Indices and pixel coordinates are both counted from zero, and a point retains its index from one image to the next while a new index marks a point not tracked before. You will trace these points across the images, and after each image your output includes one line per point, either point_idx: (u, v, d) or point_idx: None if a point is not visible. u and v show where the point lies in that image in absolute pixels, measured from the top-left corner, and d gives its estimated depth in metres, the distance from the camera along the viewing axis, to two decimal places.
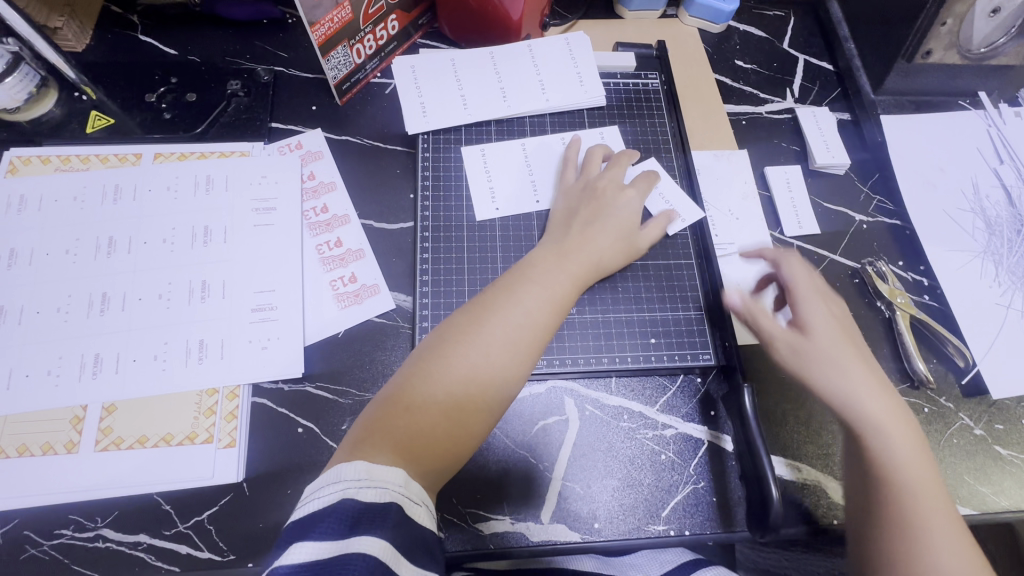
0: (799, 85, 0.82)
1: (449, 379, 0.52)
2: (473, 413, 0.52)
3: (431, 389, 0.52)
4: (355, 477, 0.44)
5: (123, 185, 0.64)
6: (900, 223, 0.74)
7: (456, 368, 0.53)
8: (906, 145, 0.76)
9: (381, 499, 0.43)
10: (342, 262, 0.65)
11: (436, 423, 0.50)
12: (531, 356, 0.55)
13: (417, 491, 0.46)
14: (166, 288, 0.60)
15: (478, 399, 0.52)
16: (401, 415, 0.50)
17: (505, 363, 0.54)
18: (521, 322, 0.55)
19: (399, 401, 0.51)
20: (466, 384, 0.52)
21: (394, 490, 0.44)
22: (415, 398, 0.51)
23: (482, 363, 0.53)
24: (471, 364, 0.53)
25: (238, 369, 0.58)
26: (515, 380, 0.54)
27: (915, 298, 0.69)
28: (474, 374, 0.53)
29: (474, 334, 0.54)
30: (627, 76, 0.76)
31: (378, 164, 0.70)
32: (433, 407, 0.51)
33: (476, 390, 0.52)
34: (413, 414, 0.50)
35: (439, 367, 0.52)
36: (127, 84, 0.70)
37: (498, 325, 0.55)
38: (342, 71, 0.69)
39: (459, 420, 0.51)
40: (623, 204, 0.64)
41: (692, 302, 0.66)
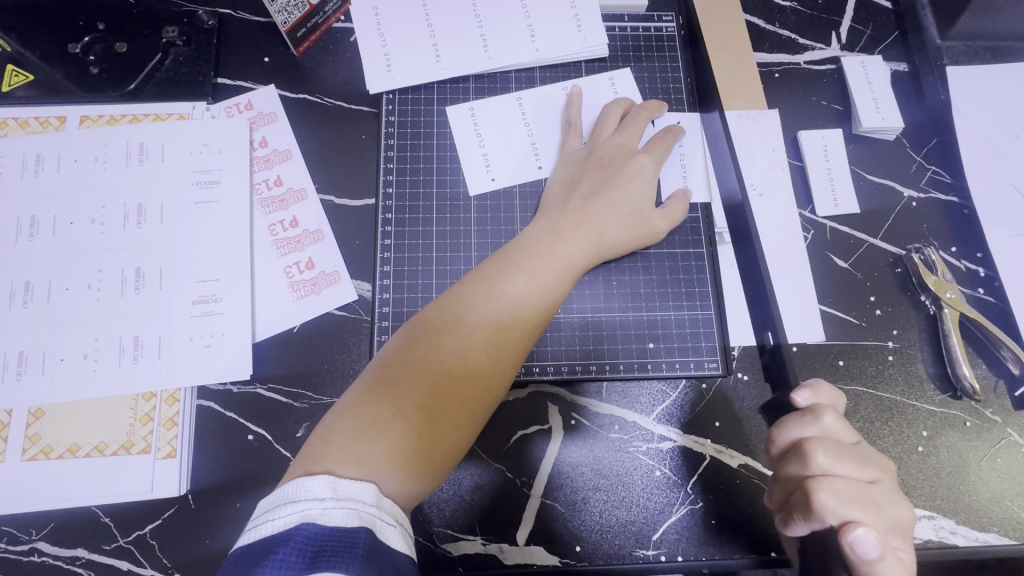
0: (848, 28, 0.68)
1: (423, 378, 0.44)
2: (459, 412, 0.45)
3: (408, 385, 0.44)
4: (318, 496, 0.37)
5: (45, 154, 0.56)
6: (958, 201, 0.62)
7: (432, 366, 0.45)
8: (975, 104, 0.63)
9: (347, 522, 0.36)
10: (298, 245, 0.57)
11: (415, 426, 0.43)
12: (525, 347, 0.48)
13: (392, 508, 0.39)
14: (97, 277, 0.53)
15: (464, 396, 0.45)
16: (371, 417, 0.42)
17: (496, 355, 0.46)
18: (514, 307, 0.47)
19: (369, 400, 0.43)
20: (443, 385, 0.44)
21: (364, 510, 0.37)
22: (389, 397, 0.43)
23: (469, 355, 0.45)
24: (449, 362, 0.45)
25: (178, 370, 0.51)
26: (509, 372, 0.47)
27: (969, 292, 0.59)
28: (452, 374, 0.45)
29: (459, 323, 0.46)
30: (637, 18, 0.63)
31: (339, 129, 0.61)
32: (412, 408, 0.43)
33: (462, 386, 0.45)
34: (387, 415, 0.43)
35: (412, 365, 0.45)
36: (48, 31, 0.60)
37: (487, 310, 0.47)
38: (293, 15, 0.59)
39: (442, 422, 0.44)
40: (634, 173, 0.54)
41: (700, 297, 0.57)
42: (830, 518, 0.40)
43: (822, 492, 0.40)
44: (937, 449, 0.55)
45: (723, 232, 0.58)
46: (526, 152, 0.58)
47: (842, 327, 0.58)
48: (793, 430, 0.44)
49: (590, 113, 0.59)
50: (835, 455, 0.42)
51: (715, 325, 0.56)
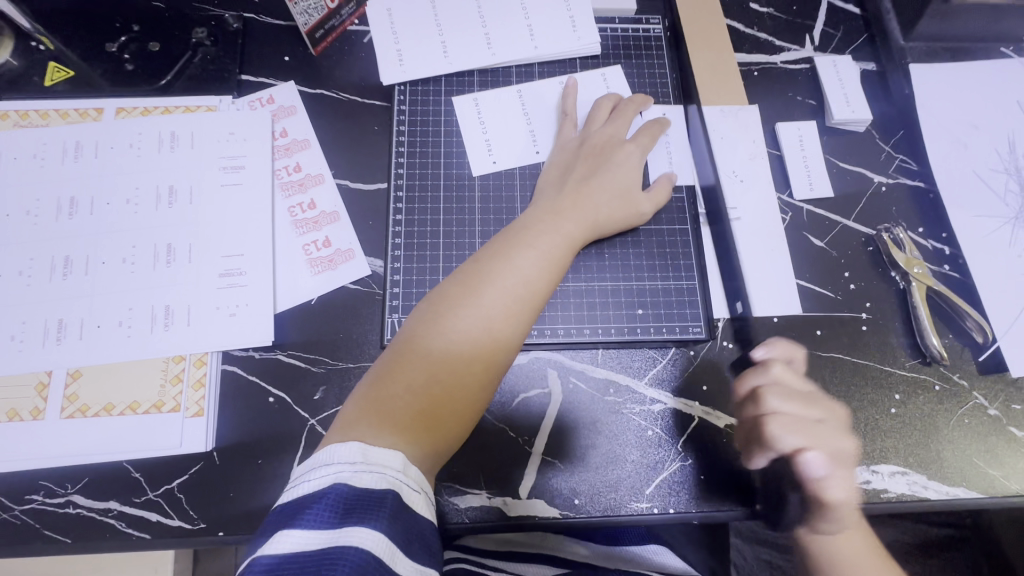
0: (820, 31, 0.74)
1: (441, 348, 0.48)
2: (470, 382, 0.49)
3: (422, 363, 0.48)
4: (349, 460, 0.40)
5: (85, 141, 0.61)
6: (924, 186, 0.67)
7: (449, 337, 0.49)
8: (937, 98, 0.69)
9: (376, 485, 0.40)
10: (316, 225, 0.61)
11: (431, 398, 0.47)
12: (529, 319, 0.52)
13: (418, 476, 0.43)
14: (132, 252, 0.57)
15: (474, 367, 0.48)
16: (391, 394, 0.46)
17: (502, 329, 0.50)
18: (516, 285, 0.51)
19: (388, 379, 0.47)
20: (460, 353, 0.48)
21: (392, 475, 0.41)
22: (406, 374, 0.47)
23: (477, 330, 0.49)
24: (465, 333, 0.49)
25: (205, 336, 0.55)
26: (515, 345, 0.51)
27: (935, 268, 0.64)
28: (469, 344, 0.49)
29: (467, 301, 0.50)
30: (626, 21, 0.68)
31: (354, 120, 0.66)
32: (428, 383, 0.47)
33: (471, 359, 0.49)
34: (405, 390, 0.46)
35: (429, 337, 0.49)
36: (87, 32, 0.66)
37: (492, 289, 0.50)
38: (313, 17, 0.64)
39: (455, 394, 0.48)
40: (623, 158, 0.59)
41: (686, 271, 0.61)
42: (783, 445, 0.54)
43: (771, 425, 0.54)
44: (909, 411, 0.59)
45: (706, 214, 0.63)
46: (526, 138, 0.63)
47: (819, 300, 0.63)
48: (751, 381, 0.56)
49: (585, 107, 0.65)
50: (784, 399, 0.55)
51: (700, 296, 0.61)
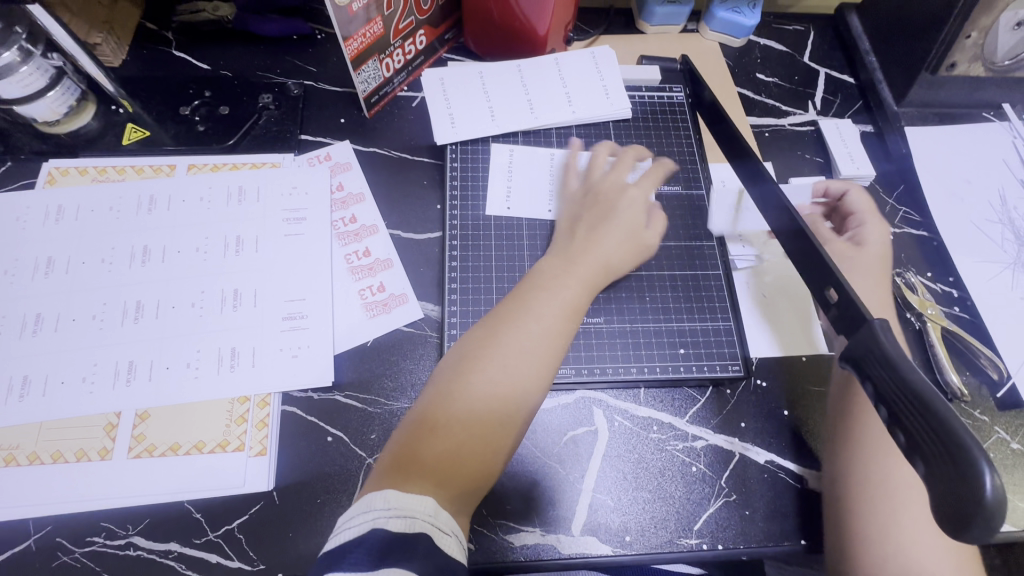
0: (821, 98, 0.82)
1: (468, 394, 0.51)
2: (495, 430, 0.51)
3: (448, 419, 0.50)
4: (383, 507, 0.43)
5: (158, 195, 0.65)
6: (927, 234, 0.73)
7: (475, 384, 0.52)
8: (931, 156, 0.76)
9: (408, 529, 0.42)
10: (371, 271, 0.65)
11: (457, 452, 0.49)
12: (549, 363, 0.54)
13: (448, 519, 0.45)
14: (200, 297, 0.60)
15: (498, 418, 0.51)
16: (419, 452, 0.48)
17: (522, 379, 0.53)
18: (531, 337, 0.54)
19: (416, 439, 0.49)
20: (487, 397, 0.51)
21: (422, 519, 0.43)
22: (431, 433, 0.49)
23: (498, 382, 0.52)
24: (491, 379, 0.52)
25: (268, 377, 0.58)
26: (535, 393, 0.53)
27: (946, 310, 0.69)
28: (495, 389, 0.52)
29: (488, 352, 0.53)
30: (652, 88, 0.76)
31: (406, 176, 0.72)
32: (454, 437, 0.49)
33: (494, 411, 0.51)
34: (431, 447, 0.48)
35: (457, 384, 0.52)
36: (162, 97, 0.72)
37: (510, 343, 0.54)
38: (371, 85, 0.71)
39: (480, 445, 0.50)
40: (627, 203, 0.63)
41: (721, 313, 0.65)
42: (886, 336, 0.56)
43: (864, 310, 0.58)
44: None
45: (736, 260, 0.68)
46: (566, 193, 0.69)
47: None
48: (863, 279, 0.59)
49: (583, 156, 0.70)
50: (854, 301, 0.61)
51: (740, 336, 0.64)
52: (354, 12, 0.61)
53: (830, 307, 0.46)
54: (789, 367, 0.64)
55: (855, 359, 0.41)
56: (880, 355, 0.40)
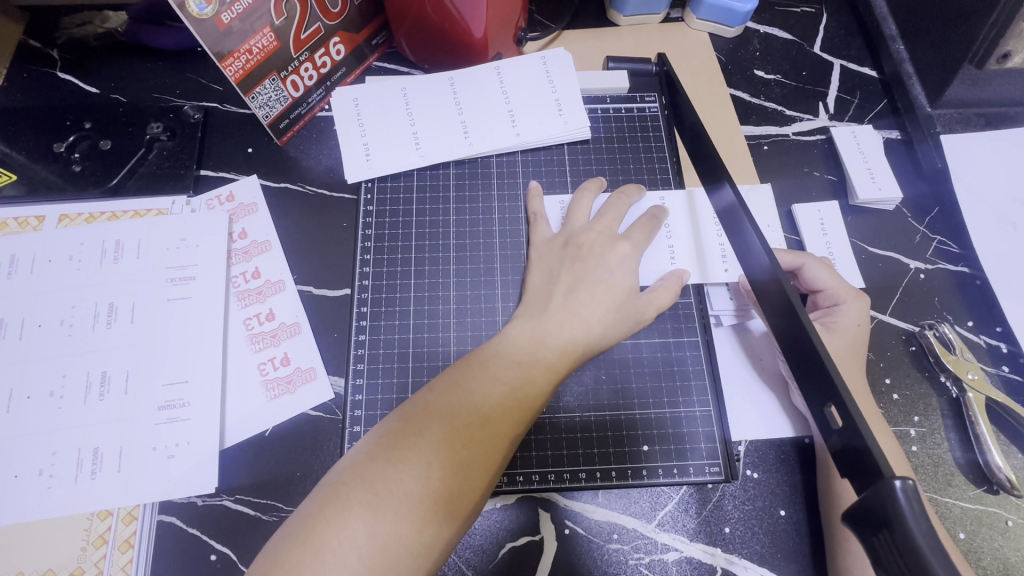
0: (835, 98, 0.67)
1: (397, 482, 0.39)
2: (478, 465, 0.41)
3: (430, 435, 0.41)
4: None
5: (20, 255, 0.55)
6: (968, 271, 0.59)
7: (407, 468, 0.39)
8: (975, 170, 0.61)
9: None
10: (273, 339, 0.54)
11: (429, 481, 0.39)
12: (503, 453, 0.42)
13: None
14: (60, 383, 0.50)
15: (484, 450, 0.41)
16: (384, 471, 0.39)
17: (516, 411, 0.44)
18: (518, 379, 0.45)
19: (386, 451, 0.40)
20: (420, 489, 0.39)
21: None
22: (407, 448, 0.40)
23: (437, 468, 0.40)
24: (428, 463, 0.40)
25: (136, 484, 0.48)
26: (482, 489, 0.41)
27: (992, 370, 0.55)
28: (431, 478, 0.39)
29: (431, 428, 0.41)
30: (619, 99, 0.63)
31: (321, 217, 0.59)
32: (429, 459, 0.40)
33: (480, 440, 0.42)
34: (402, 466, 0.39)
35: (383, 466, 0.39)
36: (37, 132, 0.61)
37: (509, 367, 0.45)
38: (275, 108, 0.58)
39: (456, 475, 0.40)
40: (616, 261, 0.51)
41: (697, 391, 0.52)
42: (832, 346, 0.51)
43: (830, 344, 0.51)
44: (979, 555, 0.49)
45: (719, 315, 0.55)
46: (503, 239, 0.57)
47: None
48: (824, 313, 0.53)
49: (547, 205, 0.58)
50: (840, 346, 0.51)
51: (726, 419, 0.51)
52: (226, 25, 0.49)
53: (830, 431, 0.34)
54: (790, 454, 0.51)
55: (862, 526, 0.28)
56: (900, 535, 0.27)
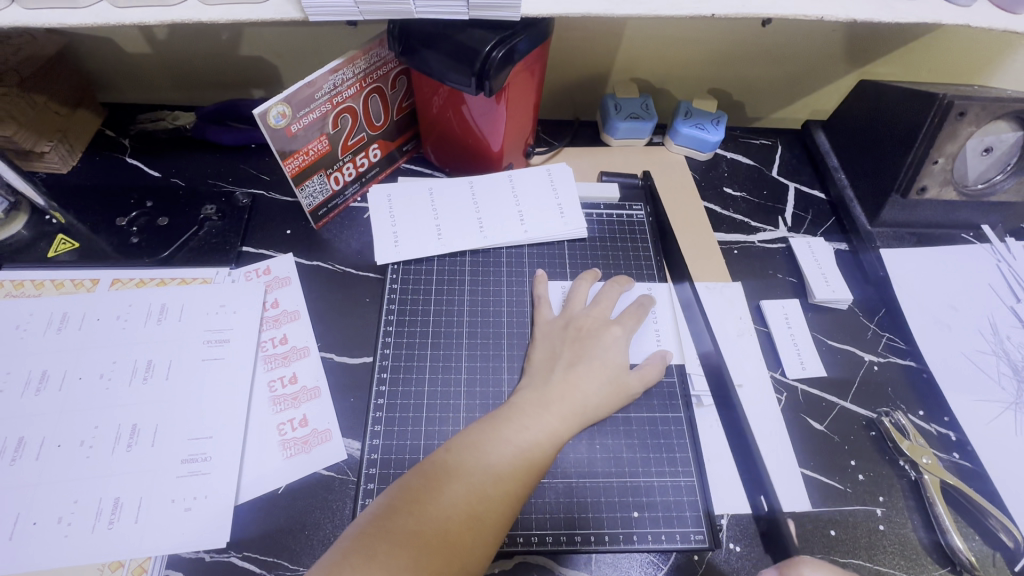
0: (791, 214, 0.80)
1: (418, 535, 0.43)
2: (489, 521, 0.45)
3: (448, 493, 0.45)
4: None
5: (72, 312, 0.61)
6: (915, 365, 0.67)
7: (427, 523, 0.43)
8: (912, 279, 0.71)
9: None
10: (294, 401, 0.58)
11: (442, 535, 0.43)
12: (511, 511, 0.47)
13: None
14: (92, 433, 0.54)
15: (495, 508, 0.46)
16: (407, 524, 0.43)
17: (524, 473, 0.48)
18: (527, 444, 0.50)
19: (408, 505, 0.44)
20: (439, 543, 0.43)
21: None
22: (428, 503, 0.44)
23: (454, 525, 0.44)
24: (446, 519, 0.44)
25: (151, 536, 0.50)
26: (491, 545, 0.45)
27: (944, 456, 0.61)
28: (449, 534, 0.43)
29: (448, 486, 0.46)
30: (610, 206, 0.75)
31: (346, 291, 0.67)
32: (446, 513, 0.44)
33: (493, 498, 0.46)
34: (419, 521, 0.43)
35: (406, 521, 0.43)
36: (102, 208, 0.70)
37: (519, 433, 0.50)
38: (317, 198, 0.68)
39: (469, 529, 0.44)
40: (608, 343, 0.58)
41: (681, 463, 0.57)
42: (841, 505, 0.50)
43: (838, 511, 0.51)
44: None
45: (700, 395, 0.61)
46: (509, 319, 0.64)
47: (824, 491, 0.58)
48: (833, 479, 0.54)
49: (550, 289, 0.66)
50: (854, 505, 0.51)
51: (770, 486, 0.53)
52: (293, 132, 0.59)
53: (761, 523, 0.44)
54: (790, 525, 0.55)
55: None
56: None
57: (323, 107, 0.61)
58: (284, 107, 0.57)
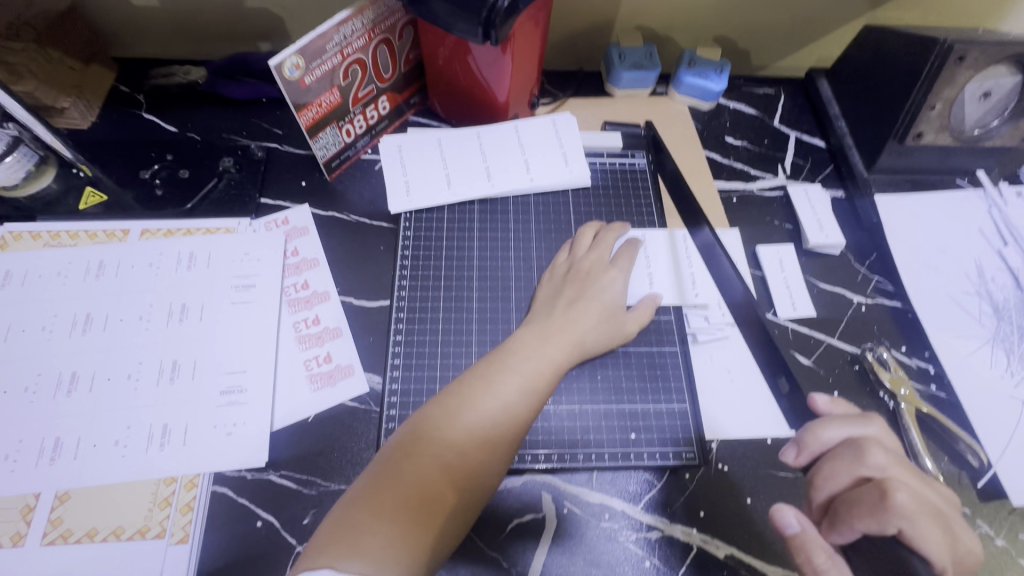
0: (790, 163, 0.81)
1: (431, 460, 0.48)
2: (496, 443, 0.50)
3: (456, 421, 0.50)
4: None
5: (108, 260, 0.65)
6: (901, 306, 0.71)
7: (439, 449, 0.49)
8: (904, 225, 0.74)
9: None
10: (319, 341, 0.63)
11: (429, 493, 0.46)
12: (517, 435, 0.52)
13: None
14: (136, 368, 0.59)
15: (501, 431, 0.51)
16: (422, 450, 0.48)
17: (506, 428, 0.51)
18: (524, 380, 0.54)
19: (422, 434, 0.49)
20: (451, 465, 0.48)
21: None
22: (439, 431, 0.50)
23: (464, 448, 0.49)
24: (455, 444, 0.49)
25: (198, 457, 0.55)
26: (499, 465, 0.50)
27: (922, 388, 0.65)
28: (459, 457, 0.49)
29: (457, 415, 0.50)
30: (614, 155, 0.77)
31: (362, 240, 0.70)
32: (456, 439, 0.49)
33: (498, 423, 0.51)
34: (406, 483, 0.46)
35: (419, 448, 0.48)
36: (125, 162, 0.73)
37: (515, 370, 0.54)
38: (330, 150, 0.71)
39: (478, 451, 0.49)
40: (607, 283, 0.62)
41: (676, 392, 0.62)
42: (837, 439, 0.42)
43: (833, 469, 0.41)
44: None
45: (696, 333, 0.66)
46: (516, 264, 0.68)
47: None
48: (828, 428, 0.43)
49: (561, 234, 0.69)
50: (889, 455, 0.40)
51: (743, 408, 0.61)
52: (306, 84, 0.61)
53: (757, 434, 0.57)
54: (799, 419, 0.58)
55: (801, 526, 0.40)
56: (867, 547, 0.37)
57: (334, 59, 0.62)
58: (298, 59, 0.59)
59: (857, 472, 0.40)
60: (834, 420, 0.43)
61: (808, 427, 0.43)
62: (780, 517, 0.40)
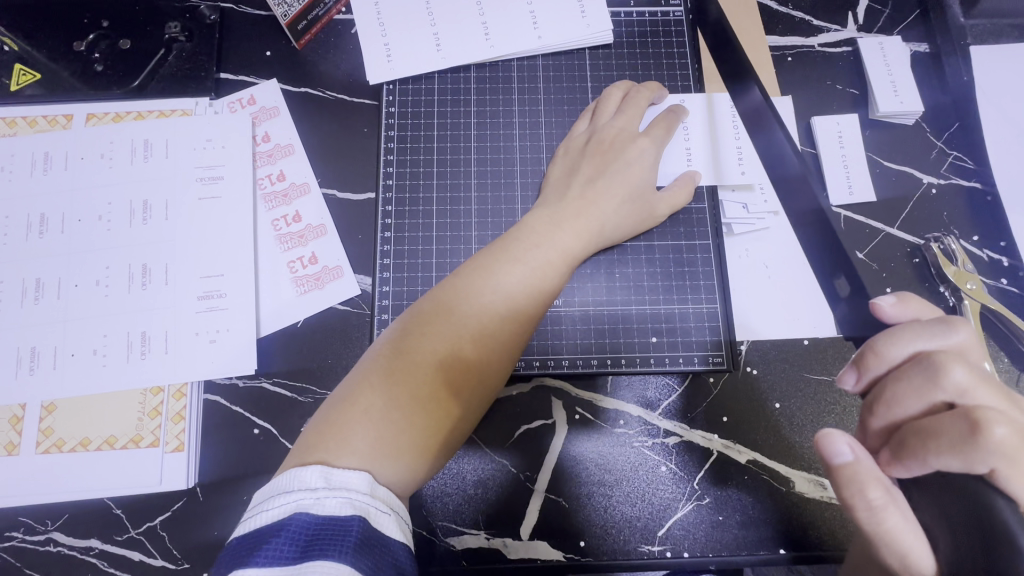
0: (866, 7, 0.65)
1: (430, 353, 0.43)
2: (502, 337, 0.45)
3: (458, 313, 0.44)
4: (312, 487, 0.35)
5: (54, 151, 0.57)
6: (980, 187, 0.59)
7: (439, 341, 0.43)
8: (998, 85, 0.60)
9: (342, 511, 0.34)
10: (301, 240, 0.56)
11: (424, 393, 0.41)
12: (525, 328, 0.46)
13: (387, 496, 0.37)
14: (104, 273, 0.54)
15: (508, 325, 0.45)
16: (420, 343, 0.43)
17: (510, 324, 0.45)
18: (534, 268, 0.47)
19: (419, 327, 0.44)
20: (452, 360, 0.43)
21: (359, 499, 0.35)
22: (438, 323, 0.44)
23: (467, 341, 0.44)
24: (457, 337, 0.44)
25: (183, 365, 0.52)
26: (505, 361, 0.45)
27: (989, 282, 0.57)
28: (461, 351, 0.43)
29: (458, 306, 0.45)
30: (643, 3, 0.62)
31: (341, 121, 0.59)
32: (458, 332, 0.44)
33: (504, 316, 0.45)
34: (397, 382, 0.41)
35: (417, 341, 0.43)
36: (52, 29, 0.61)
37: (524, 257, 0.47)
38: (293, 6, 0.58)
39: (482, 345, 0.44)
40: (635, 156, 0.52)
41: (705, 291, 0.55)
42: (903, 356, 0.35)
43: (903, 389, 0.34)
44: None
45: (731, 223, 0.57)
46: (522, 146, 0.58)
47: None
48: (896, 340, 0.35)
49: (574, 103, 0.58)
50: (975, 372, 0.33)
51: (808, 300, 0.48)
52: None
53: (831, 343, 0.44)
54: (857, 326, 0.42)
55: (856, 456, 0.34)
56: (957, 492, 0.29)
57: None
58: None
59: (930, 398, 0.33)
60: (905, 332, 0.35)
61: (870, 343, 0.36)
62: (826, 443, 0.34)
